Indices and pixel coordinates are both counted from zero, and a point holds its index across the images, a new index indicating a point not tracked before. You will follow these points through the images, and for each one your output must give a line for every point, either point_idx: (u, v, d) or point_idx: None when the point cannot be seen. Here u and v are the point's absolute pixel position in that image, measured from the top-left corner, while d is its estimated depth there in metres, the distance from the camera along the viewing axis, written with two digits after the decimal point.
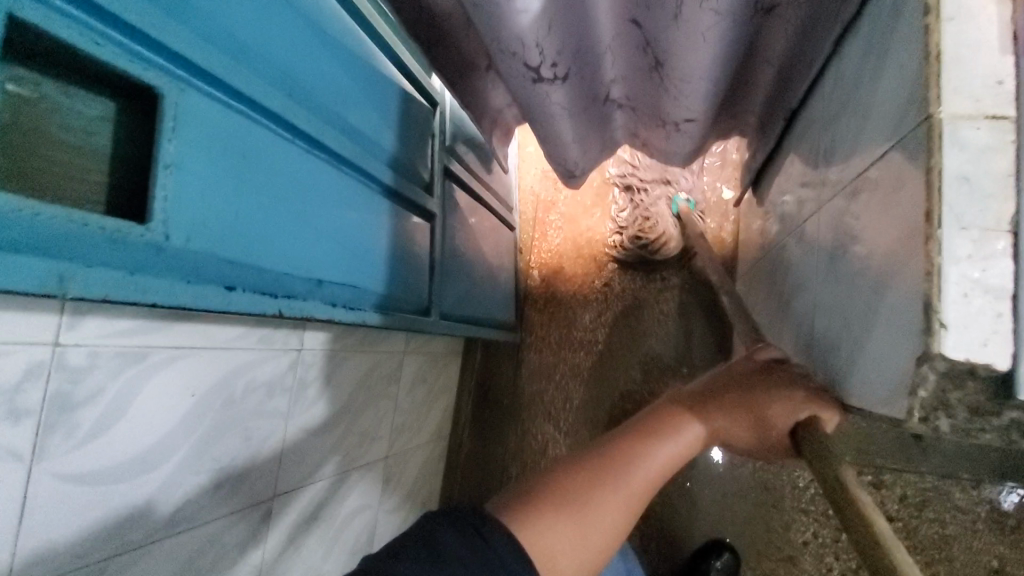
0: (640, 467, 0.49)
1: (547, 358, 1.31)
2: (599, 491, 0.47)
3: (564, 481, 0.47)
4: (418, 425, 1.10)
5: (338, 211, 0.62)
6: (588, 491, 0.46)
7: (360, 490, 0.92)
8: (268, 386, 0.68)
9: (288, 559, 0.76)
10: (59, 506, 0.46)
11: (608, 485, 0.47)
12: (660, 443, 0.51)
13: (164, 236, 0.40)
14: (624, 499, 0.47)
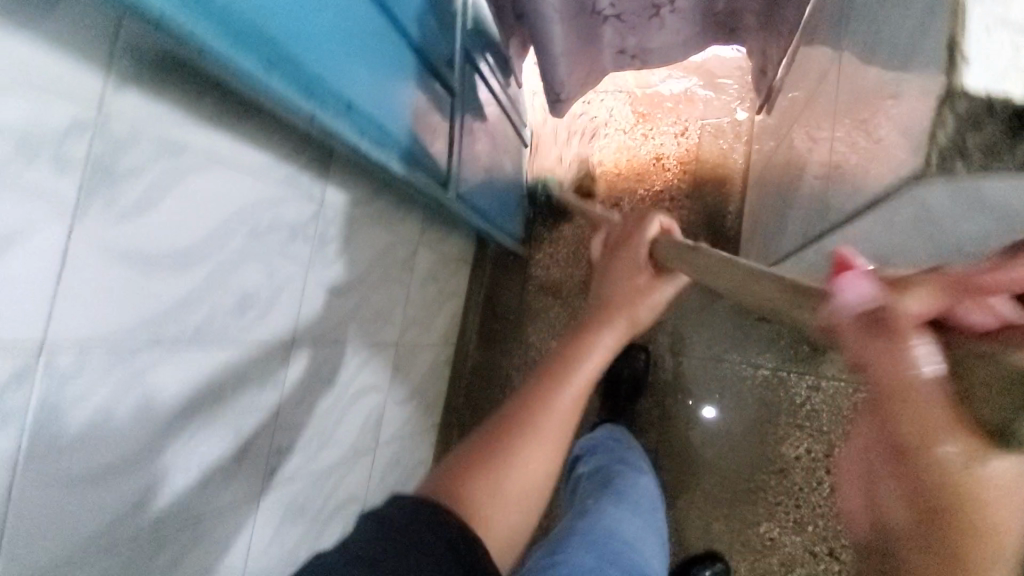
0: (548, 403, 0.64)
1: (554, 276, 1.34)
2: (523, 441, 0.62)
3: (483, 453, 0.62)
4: (427, 323, 1.12)
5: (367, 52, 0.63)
6: (517, 438, 0.62)
7: (370, 370, 0.94)
8: (292, 228, 0.69)
9: (303, 413, 0.77)
10: (97, 274, 0.47)
11: (527, 435, 0.63)
12: (560, 363, 0.68)
13: None
14: (541, 436, 0.63)
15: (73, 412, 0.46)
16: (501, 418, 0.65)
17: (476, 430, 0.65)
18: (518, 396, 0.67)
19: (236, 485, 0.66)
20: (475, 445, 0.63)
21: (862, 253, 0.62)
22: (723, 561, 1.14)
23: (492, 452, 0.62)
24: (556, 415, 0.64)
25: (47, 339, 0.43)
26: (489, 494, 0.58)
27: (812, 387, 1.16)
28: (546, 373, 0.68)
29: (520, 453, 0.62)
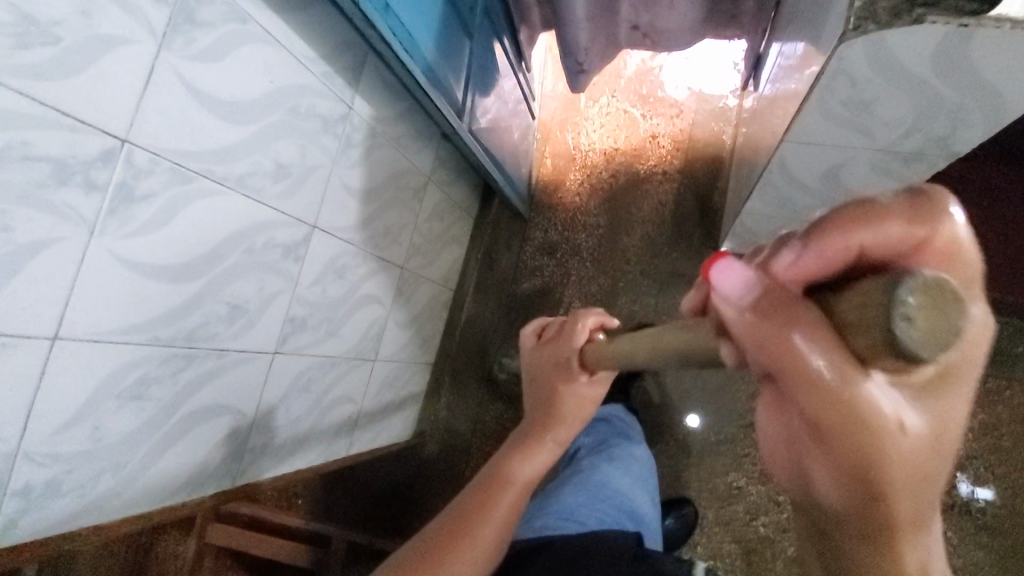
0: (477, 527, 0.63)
1: (551, 237, 1.43)
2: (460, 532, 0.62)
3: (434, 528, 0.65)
4: (430, 258, 1.21)
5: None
6: (444, 543, 0.62)
7: (377, 282, 1.03)
8: (324, 121, 0.79)
9: (316, 297, 0.86)
10: (171, 100, 0.57)
11: (457, 537, 0.62)
12: (488, 478, 0.67)
13: None
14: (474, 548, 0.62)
15: (139, 206, 0.56)
16: (445, 525, 0.63)
17: (439, 515, 0.66)
18: (454, 509, 0.65)
19: (255, 335, 0.75)
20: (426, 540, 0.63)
21: (816, 165, 0.72)
22: (693, 508, 1.20)
23: (429, 537, 0.63)
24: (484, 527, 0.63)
25: (129, 139, 0.53)
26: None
27: None
28: (477, 489, 0.67)
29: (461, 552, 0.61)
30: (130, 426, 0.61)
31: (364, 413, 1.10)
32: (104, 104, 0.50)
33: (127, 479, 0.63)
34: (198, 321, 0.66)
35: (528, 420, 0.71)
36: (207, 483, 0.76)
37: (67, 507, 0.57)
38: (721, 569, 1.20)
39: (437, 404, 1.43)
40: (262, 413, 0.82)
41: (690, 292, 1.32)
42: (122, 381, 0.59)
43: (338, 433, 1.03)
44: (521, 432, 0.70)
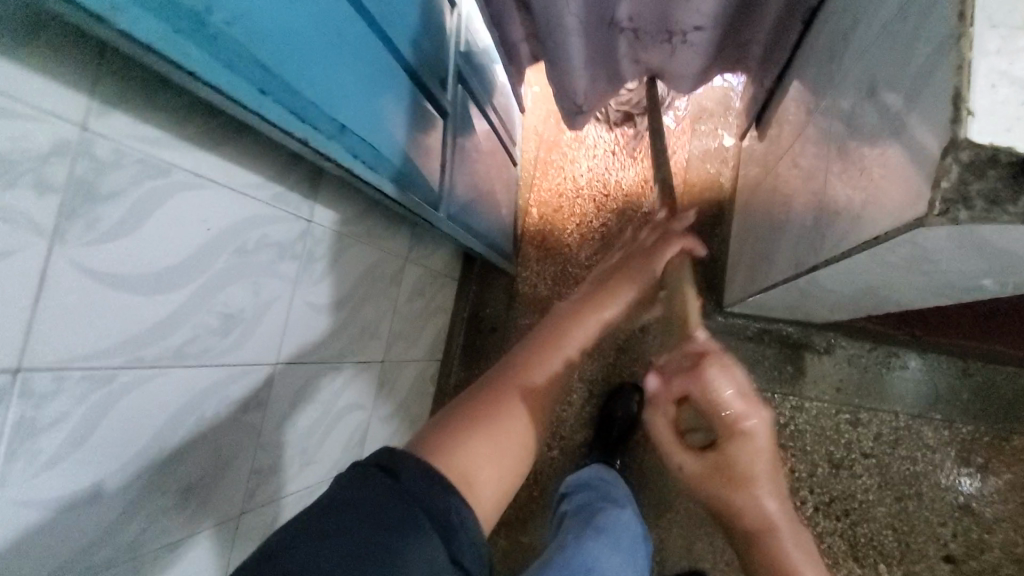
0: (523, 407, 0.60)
1: (541, 292, 1.33)
2: (505, 404, 0.59)
3: (478, 414, 0.57)
4: (413, 338, 1.11)
5: (361, 84, 0.62)
6: (483, 438, 0.55)
7: (356, 388, 0.93)
8: (279, 248, 0.68)
9: (285, 434, 0.76)
10: (76, 300, 0.45)
11: (511, 404, 0.59)
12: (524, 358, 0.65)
13: (207, 12, 0.40)
14: (515, 397, 0.60)
15: (46, 435, 0.45)
16: (485, 398, 0.59)
17: (479, 388, 0.62)
18: (495, 382, 0.62)
19: (212, 508, 0.65)
20: (463, 410, 0.58)
21: (850, 282, 0.63)
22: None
23: (480, 402, 0.58)
24: (518, 419, 0.59)
25: (21, 365, 0.42)
26: (481, 462, 0.52)
27: (796, 408, 1.17)
28: (512, 359, 0.66)
29: (474, 442, 0.54)
30: None
31: None
32: None
33: None
34: (143, 523, 0.56)
35: (550, 322, 0.74)
36: None
37: None
38: None
39: None
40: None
41: None
42: None
43: None
44: (551, 323, 0.73)
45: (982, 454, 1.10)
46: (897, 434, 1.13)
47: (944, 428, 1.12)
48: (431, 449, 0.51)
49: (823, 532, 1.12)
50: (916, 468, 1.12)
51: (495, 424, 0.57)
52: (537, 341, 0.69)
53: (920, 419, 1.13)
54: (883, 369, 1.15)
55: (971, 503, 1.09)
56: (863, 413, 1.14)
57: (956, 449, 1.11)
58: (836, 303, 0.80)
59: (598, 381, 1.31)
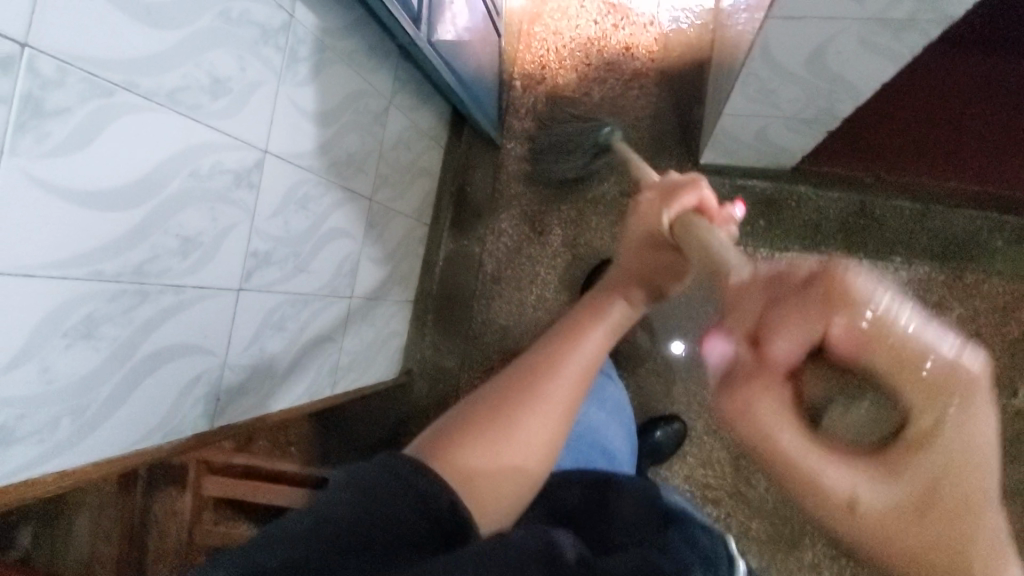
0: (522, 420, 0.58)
1: (527, 162, 1.37)
2: (511, 420, 0.58)
3: (473, 424, 0.58)
4: (402, 189, 1.15)
5: None
6: (478, 443, 0.56)
7: (346, 216, 0.97)
8: (263, 32, 0.70)
9: (278, 230, 0.80)
10: (76, 1, 0.49)
11: (513, 425, 0.58)
12: (519, 377, 0.62)
13: None
14: (528, 415, 0.59)
15: (52, 122, 0.49)
16: (485, 417, 0.58)
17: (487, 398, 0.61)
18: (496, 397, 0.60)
19: (213, 272, 0.70)
20: (463, 419, 0.59)
21: (802, 45, 0.67)
22: (682, 422, 1.23)
23: (483, 412, 0.59)
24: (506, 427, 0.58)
25: (29, 43, 0.46)
26: (471, 470, 0.54)
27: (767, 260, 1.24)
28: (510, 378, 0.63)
29: (470, 454, 0.55)
30: (87, 366, 0.56)
31: (346, 353, 1.07)
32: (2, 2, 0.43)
33: (91, 422, 0.58)
34: (147, 252, 0.60)
35: (552, 347, 0.65)
36: (183, 431, 0.71)
37: (30, 451, 0.52)
38: (712, 475, 1.24)
39: (423, 345, 1.41)
40: (234, 355, 0.76)
41: None
42: (66, 319, 0.53)
43: (325, 374, 1.01)
44: (557, 342, 0.66)
45: (939, 294, 1.18)
46: None
47: (904, 270, 1.19)
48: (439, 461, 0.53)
49: None
50: None
51: (490, 442, 0.57)
52: (534, 360, 0.64)
53: (882, 263, 1.21)
54: (853, 214, 1.20)
55: None
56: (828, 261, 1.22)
57: (914, 290, 1.19)
58: (798, 109, 0.85)
59: (584, 243, 1.33)
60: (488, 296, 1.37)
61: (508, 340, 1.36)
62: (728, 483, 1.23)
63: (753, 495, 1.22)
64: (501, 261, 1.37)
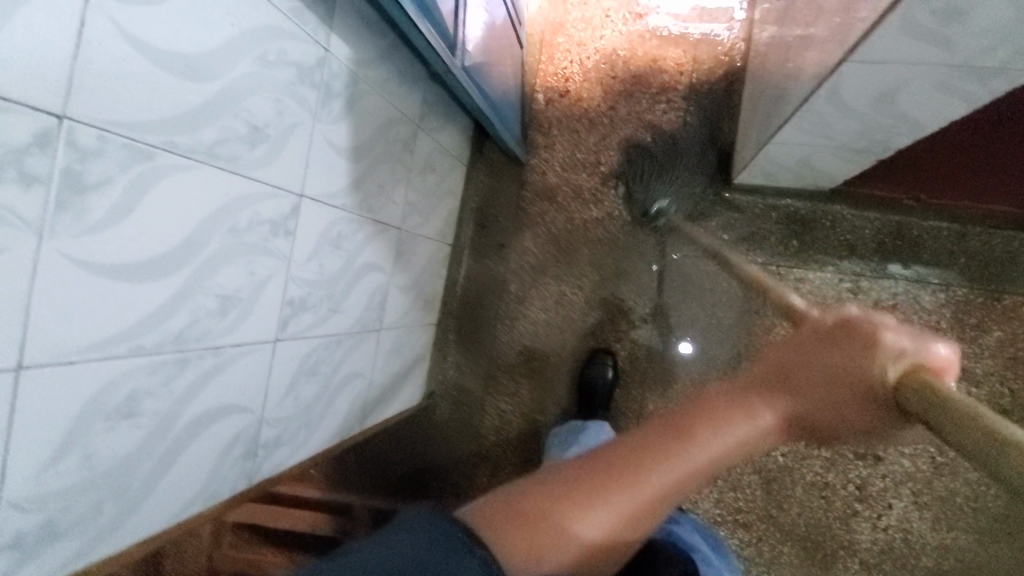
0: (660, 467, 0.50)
1: (551, 179, 1.33)
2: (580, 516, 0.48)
3: (563, 475, 0.51)
4: (428, 213, 1.11)
5: None
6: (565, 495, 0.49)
7: (376, 249, 0.93)
8: (299, 71, 0.66)
9: (313, 273, 0.77)
10: (117, 63, 0.45)
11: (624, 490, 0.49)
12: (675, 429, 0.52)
13: None
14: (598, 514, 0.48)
15: (93, 196, 0.45)
16: (603, 472, 0.50)
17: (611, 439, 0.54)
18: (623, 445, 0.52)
19: (250, 327, 0.66)
20: (533, 495, 0.49)
21: (872, 86, 0.64)
22: None
23: (559, 488, 0.49)
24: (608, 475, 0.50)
25: (67, 115, 0.42)
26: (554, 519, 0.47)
27: (800, 281, 1.21)
28: (653, 422, 0.54)
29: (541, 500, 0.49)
30: (128, 446, 0.53)
31: (374, 386, 1.03)
32: (40, 75, 0.39)
33: (133, 501, 0.55)
34: (187, 319, 0.57)
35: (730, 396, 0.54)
36: (222, 491, 0.68)
37: (73, 543, 0.50)
38: (743, 499, 1.22)
39: (446, 365, 1.38)
40: (270, 407, 0.73)
41: (700, 226, 1.26)
42: (108, 401, 0.50)
43: (356, 409, 0.98)
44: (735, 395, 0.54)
45: (978, 316, 1.15)
46: (896, 300, 1.18)
47: (941, 292, 1.16)
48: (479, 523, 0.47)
49: None
50: (912, 331, 1.17)
51: (583, 493, 0.49)
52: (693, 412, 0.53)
53: (919, 285, 1.18)
54: (890, 234, 1.18)
55: (963, 361, 1.15)
56: (864, 282, 1.19)
57: (951, 312, 1.16)
58: (850, 141, 0.81)
59: (611, 263, 1.30)
60: (513, 317, 1.34)
61: (533, 361, 1.34)
62: (759, 507, 1.22)
63: (785, 520, 1.21)
64: (525, 280, 1.34)
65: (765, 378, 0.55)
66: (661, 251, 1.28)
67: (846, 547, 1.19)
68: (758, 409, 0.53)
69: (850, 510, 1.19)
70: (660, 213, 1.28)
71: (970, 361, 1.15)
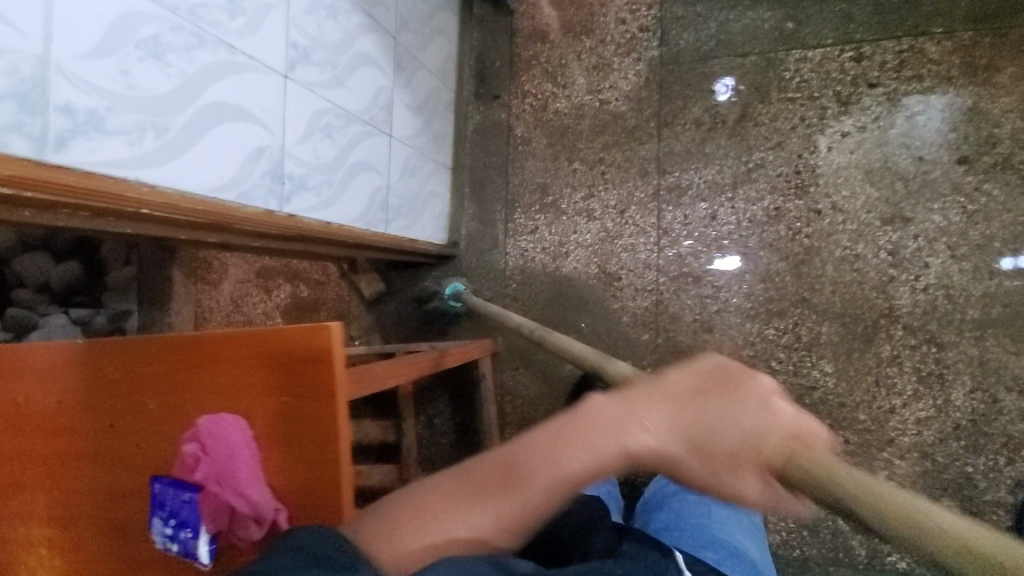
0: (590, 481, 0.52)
1: (540, 20, 1.38)
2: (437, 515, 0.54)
3: (480, 487, 0.54)
4: (423, 38, 1.16)
5: None
6: (510, 518, 0.53)
7: (373, 42, 0.97)
8: None
9: (313, 28, 0.81)
10: None
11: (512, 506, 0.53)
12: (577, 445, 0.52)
13: None
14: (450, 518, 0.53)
15: None
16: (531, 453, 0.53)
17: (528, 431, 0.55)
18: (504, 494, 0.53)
19: (261, 45, 0.72)
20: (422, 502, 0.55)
21: None
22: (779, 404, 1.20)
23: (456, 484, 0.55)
24: (544, 493, 0.52)
25: None
26: (496, 527, 0.53)
27: (800, 59, 1.22)
28: (505, 477, 0.53)
29: (449, 524, 0.53)
30: (159, 89, 0.59)
31: (393, 194, 1.08)
32: None
33: (171, 149, 0.61)
34: None
35: (669, 424, 0.51)
36: (256, 204, 0.74)
37: (120, 151, 0.56)
38: (773, 287, 1.22)
39: (464, 221, 1.42)
40: (291, 144, 0.78)
41: (691, 29, 1.28)
42: (136, 31, 0.56)
43: (376, 207, 1.02)
44: (676, 411, 0.52)
45: (986, 54, 1.14)
46: (901, 58, 1.17)
47: (946, 41, 1.16)
48: (370, 540, 0.53)
49: (836, 166, 1.20)
50: (921, 85, 1.16)
51: (526, 514, 0.53)
52: (558, 429, 0.54)
53: (922, 37, 1.17)
54: None
55: (979, 104, 1.14)
56: (865, 46, 1.19)
57: (958, 58, 1.15)
58: None
59: (608, 88, 1.33)
60: (522, 159, 1.38)
61: (548, 197, 1.37)
62: (791, 293, 1.21)
63: (819, 300, 1.20)
64: (531, 119, 1.38)
65: (578, 426, 0.53)
66: (657, 64, 1.30)
67: (887, 316, 1.17)
68: (647, 418, 0.52)
69: (885, 277, 1.17)
70: (652, 30, 1.31)
71: (984, 104, 1.14)
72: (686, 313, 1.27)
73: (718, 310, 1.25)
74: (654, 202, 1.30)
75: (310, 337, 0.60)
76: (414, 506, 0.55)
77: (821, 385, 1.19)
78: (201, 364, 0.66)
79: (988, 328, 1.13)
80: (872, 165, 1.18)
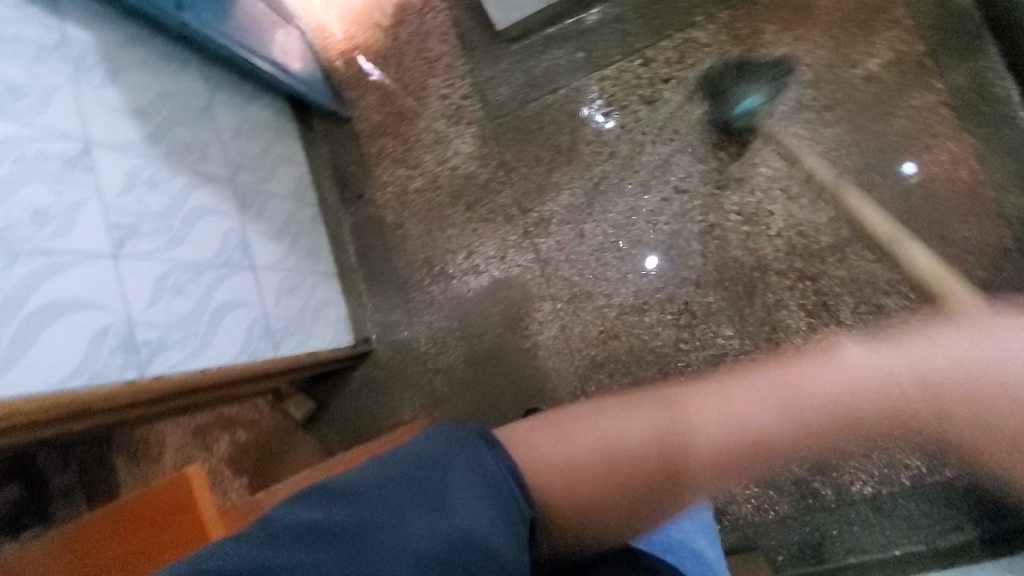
0: (784, 436, 0.66)
1: (375, 118, 1.50)
2: (583, 419, 0.67)
3: (637, 413, 0.67)
4: (264, 171, 1.26)
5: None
6: (648, 427, 0.66)
7: (207, 194, 1.05)
8: (40, 49, 0.82)
9: (132, 205, 0.89)
10: None
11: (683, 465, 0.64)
12: (792, 380, 0.71)
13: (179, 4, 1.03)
14: (588, 448, 0.64)
15: None
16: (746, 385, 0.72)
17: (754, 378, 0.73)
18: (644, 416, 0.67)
19: (77, 240, 0.79)
20: (586, 412, 0.68)
21: None
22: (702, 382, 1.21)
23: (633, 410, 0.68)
24: (682, 417, 0.68)
25: None
26: (606, 457, 0.63)
27: (600, 78, 1.36)
28: (682, 402, 0.70)
29: (592, 425, 0.66)
30: None
31: (274, 318, 1.14)
32: None
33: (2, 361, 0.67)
34: None
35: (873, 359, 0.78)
36: (111, 379, 0.80)
37: None
38: (654, 278, 1.30)
39: (368, 315, 1.48)
40: (137, 314, 0.85)
41: (504, 84, 1.42)
42: None
43: (257, 337, 1.08)
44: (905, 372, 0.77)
45: (744, 24, 1.30)
46: (681, 50, 1.32)
47: (710, 24, 1.32)
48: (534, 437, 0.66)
49: (665, 156, 1.31)
50: (704, 66, 1.31)
51: (658, 433, 0.65)
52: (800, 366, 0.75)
53: (691, 28, 1.32)
54: (647, 4, 1.34)
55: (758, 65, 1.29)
56: (648, 51, 1.34)
57: (725, 34, 1.31)
58: None
59: (453, 155, 1.44)
60: (401, 242, 1.47)
61: (435, 267, 1.44)
62: (671, 278, 1.29)
63: (696, 274, 1.28)
64: (396, 204, 1.48)
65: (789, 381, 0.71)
66: (486, 121, 1.42)
67: (757, 268, 1.26)
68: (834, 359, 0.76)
69: (742, 235, 1.27)
70: (472, 94, 1.44)
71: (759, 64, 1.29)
72: (590, 328, 1.33)
73: (617, 314, 1.32)
74: (527, 239, 1.39)
75: (173, 485, 0.67)
76: (563, 434, 0.66)
77: (729, 348, 1.26)
78: (96, 543, 0.72)
79: (846, 247, 1.22)
80: (692, 145, 1.30)
